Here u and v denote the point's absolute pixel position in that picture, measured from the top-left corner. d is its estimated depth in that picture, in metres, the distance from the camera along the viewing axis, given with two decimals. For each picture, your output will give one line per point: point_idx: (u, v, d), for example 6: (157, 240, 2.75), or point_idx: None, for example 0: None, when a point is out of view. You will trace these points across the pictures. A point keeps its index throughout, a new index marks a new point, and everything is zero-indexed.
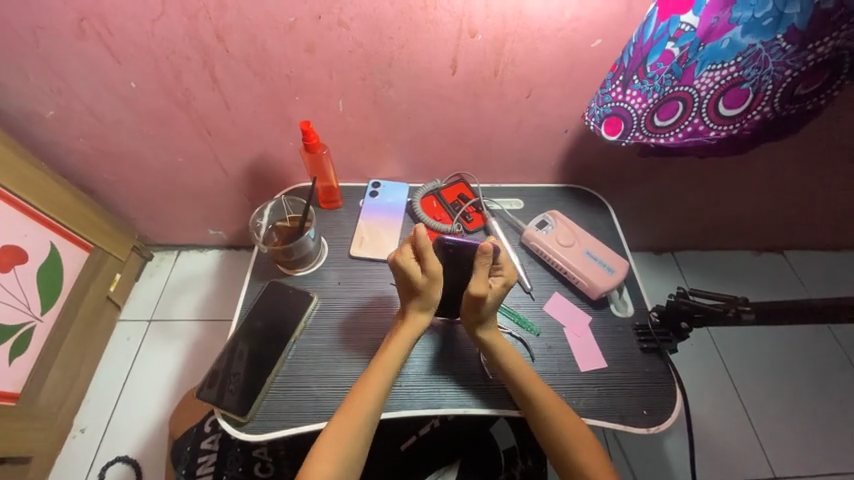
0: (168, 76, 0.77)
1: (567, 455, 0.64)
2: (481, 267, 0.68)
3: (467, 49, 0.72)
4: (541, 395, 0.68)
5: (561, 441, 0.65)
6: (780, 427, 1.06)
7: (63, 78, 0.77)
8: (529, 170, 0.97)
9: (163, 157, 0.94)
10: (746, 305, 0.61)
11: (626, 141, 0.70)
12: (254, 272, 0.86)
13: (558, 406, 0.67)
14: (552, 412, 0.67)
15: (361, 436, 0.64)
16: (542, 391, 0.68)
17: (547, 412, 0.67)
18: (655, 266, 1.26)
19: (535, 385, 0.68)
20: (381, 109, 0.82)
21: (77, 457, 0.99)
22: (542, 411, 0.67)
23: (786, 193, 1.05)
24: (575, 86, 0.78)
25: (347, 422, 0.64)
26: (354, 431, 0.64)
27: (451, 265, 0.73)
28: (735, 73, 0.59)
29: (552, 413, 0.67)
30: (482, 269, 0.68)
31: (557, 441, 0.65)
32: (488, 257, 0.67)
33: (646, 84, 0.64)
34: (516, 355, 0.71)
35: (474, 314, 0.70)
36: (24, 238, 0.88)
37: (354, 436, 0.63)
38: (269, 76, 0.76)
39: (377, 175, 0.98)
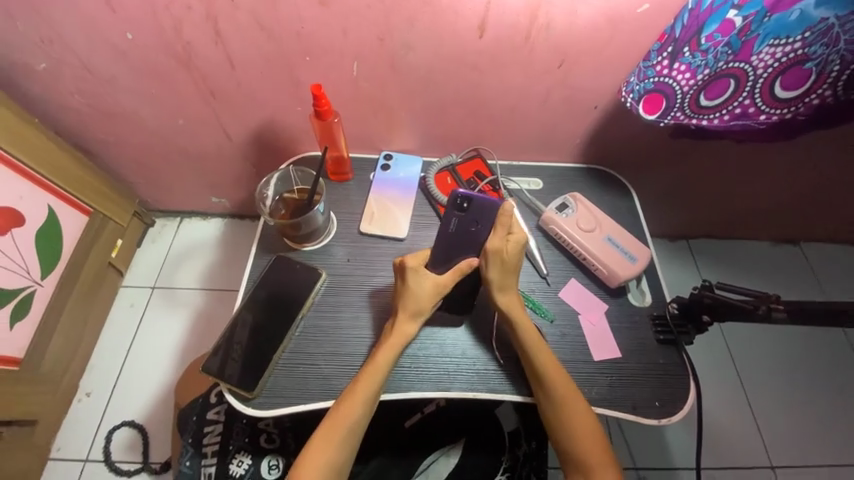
0: (166, 28, 0.70)
1: (572, 450, 0.64)
2: (500, 224, 0.71)
3: (498, 9, 0.65)
4: (558, 389, 0.66)
5: (569, 436, 0.64)
6: (784, 420, 1.06)
7: (53, 27, 0.70)
8: (551, 148, 0.91)
9: (163, 118, 0.88)
10: (778, 303, 0.59)
11: (664, 121, 0.64)
12: (260, 245, 0.83)
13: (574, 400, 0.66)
14: (565, 407, 0.65)
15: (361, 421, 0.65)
16: (561, 385, 0.66)
17: (562, 406, 0.65)
18: (671, 253, 1.22)
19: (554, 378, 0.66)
20: (398, 74, 0.76)
21: (84, 419, 1.00)
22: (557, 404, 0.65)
23: (819, 183, 0.99)
24: (612, 57, 0.71)
25: (348, 406, 0.65)
26: (355, 421, 0.65)
27: (462, 231, 0.74)
28: (800, 50, 0.52)
29: (566, 408, 0.65)
30: (501, 226, 0.71)
31: (564, 436, 0.65)
32: (509, 213, 0.71)
33: (698, 58, 0.58)
34: (542, 343, 0.69)
35: (492, 273, 0.71)
36: (20, 200, 0.85)
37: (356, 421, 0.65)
38: (278, 32, 0.69)
39: (389, 146, 0.93)
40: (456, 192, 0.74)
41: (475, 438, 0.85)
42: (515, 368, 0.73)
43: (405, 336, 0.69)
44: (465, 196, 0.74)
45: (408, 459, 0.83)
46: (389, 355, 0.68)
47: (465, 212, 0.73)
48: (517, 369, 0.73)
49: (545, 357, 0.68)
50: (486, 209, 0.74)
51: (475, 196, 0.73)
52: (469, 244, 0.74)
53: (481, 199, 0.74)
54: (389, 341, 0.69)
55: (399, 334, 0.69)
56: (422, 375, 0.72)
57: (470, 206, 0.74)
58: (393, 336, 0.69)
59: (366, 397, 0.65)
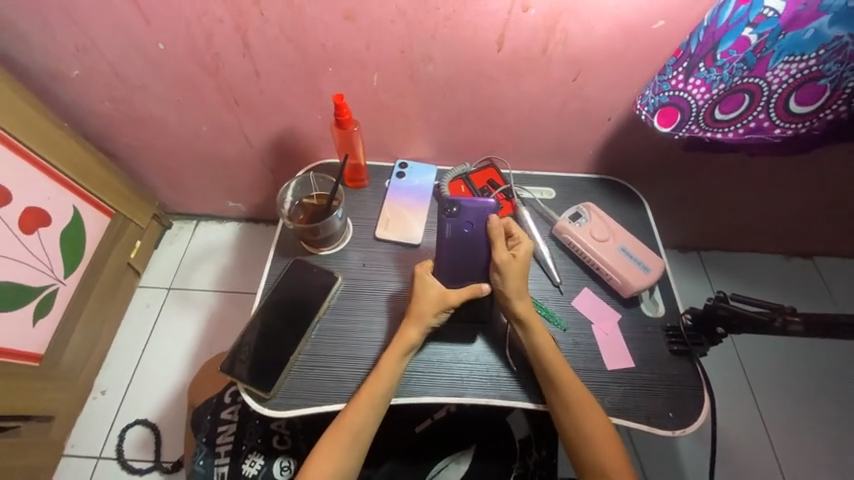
0: (197, 38, 0.73)
1: (591, 470, 0.64)
2: (498, 238, 0.70)
3: (516, 24, 0.67)
4: (574, 402, 0.66)
5: (585, 452, 0.64)
6: (799, 436, 1.04)
7: (90, 37, 0.74)
8: (564, 158, 0.93)
9: (187, 124, 0.91)
10: (794, 316, 0.59)
11: (679, 134, 0.66)
12: (278, 248, 0.84)
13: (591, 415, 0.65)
14: (581, 421, 0.65)
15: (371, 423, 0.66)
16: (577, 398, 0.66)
17: (578, 423, 0.65)
18: (682, 264, 1.22)
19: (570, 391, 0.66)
20: (417, 84, 0.78)
21: (98, 418, 1.02)
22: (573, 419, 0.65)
23: (832, 197, 0.99)
24: (627, 71, 0.73)
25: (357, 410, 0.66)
26: (364, 424, 0.66)
27: (456, 237, 0.71)
28: (814, 67, 0.54)
29: (583, 424, 0.65)
30: (499, 240, 0.70)
31: (581, 452, 0.64)
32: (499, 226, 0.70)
33: (713, 73, 0.59)
34: (559, 358, 0.69)
35: (509, 286, 0.70)
36: (47, 201, 0.87)
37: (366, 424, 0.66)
38: (303, 44, 0.72)
39: (405, 154, 0.95)
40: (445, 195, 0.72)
41: (486, 445, 0.85)
42: (529, 376, 0.73)
43: (410, 343, 0.70)
44: (454, 200, 0.72)
45: (419, 465, 0.82)
46: (395, 361, 0.69)
47: (456, 215, 0.71)
48: (531, 376, 0.73)
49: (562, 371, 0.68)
50: (478, 211, 0.72)
51: (463, 199, 0.72)
52: (467, 247, 0.71)
53: (469, 203, 0.72)
54: (394, 348, 0.70)
55: (401, 342, 0.70)
56: (436, 380, 0.73)
57: (458, 209, 0.72)
58: (398, 343, 0.70)
59: (375, 401, 0.67)
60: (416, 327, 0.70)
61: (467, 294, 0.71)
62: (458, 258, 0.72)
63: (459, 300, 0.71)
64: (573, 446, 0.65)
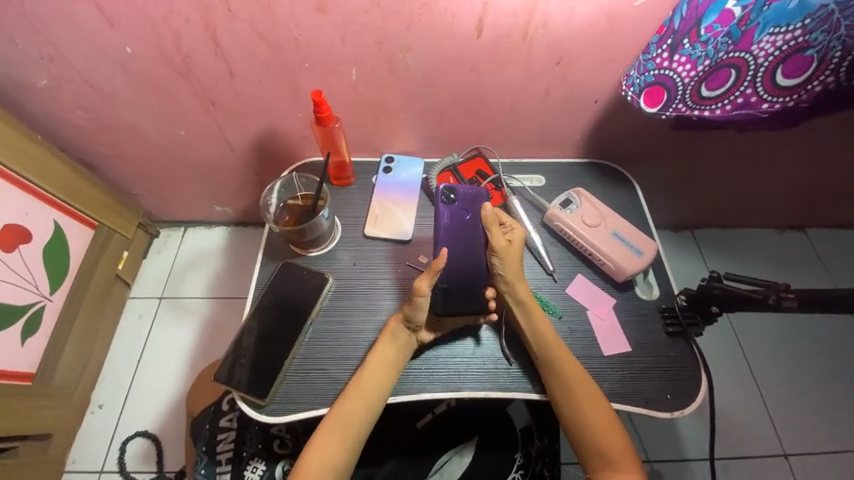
0: (166, 40, 0.70)
1: (593, 455, 0.63)
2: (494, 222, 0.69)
3: (495, 9, 0.65)
4: (579, 395, 0.65)
5: (588, 443, 0.64)
6: (796, 408, 1.05)
7: (53, 44, 0.71)
8: (552, 144, 0.91)
9: (165, 129, 0.89)
10: (788, 292, 0.60)
11: (666, 114, 0.64)
12: (266, 252, 0.83)
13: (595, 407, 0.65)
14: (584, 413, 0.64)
15: (364, 420, 0.66)
16: (582, 392, 0.66)
17: (583, 414, 0.64)
18: (676, 244, 1.22)
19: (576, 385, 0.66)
20: (398, 77, 0.76)
21: (98, 432, 1.01)
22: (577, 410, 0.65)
23: (823, 169, 0.99)
24: (611, 52, 0.71)
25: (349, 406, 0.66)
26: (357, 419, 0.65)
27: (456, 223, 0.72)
28: (800, 38, 0.52)
29: (587, 415, 0.64)
30: (495, 226, 0.69)
31: (583, 438, 0.64)
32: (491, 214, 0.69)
33: (698, 49, 0.58)
34: (560, 345, 0.69)
35: (508, 271, 0.70)
36: (26, 216, 0.85)
37: (360, 419, 0.65)
38: (277, 41, 0.69)
39: (390, 149, 0.93)
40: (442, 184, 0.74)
41: (488, 436, 0.85)
42: (527, 366, 0.73)
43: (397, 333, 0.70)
44: (450, 188, 0.74)
45: (422, 460, 0.82)
46: (386, 355, 0.69)
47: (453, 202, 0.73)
48: (529, 367, 0.73)
49: (567, 363, 0.67)
50: (473, 198, 0.74)
51: (458, 187, 0.73)
52: (464, 234, 0.71)
53: (466, 190, 0.74)
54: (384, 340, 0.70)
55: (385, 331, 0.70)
56: (434, 376, 0.72)
57: (456, 196, 0.73)
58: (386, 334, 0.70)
59: (366, 396, 0.66)
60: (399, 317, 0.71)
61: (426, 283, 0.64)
62: (457, 247, 0.71)
63: (420, 290, 0.64)
64: (576, 437, 0.65)
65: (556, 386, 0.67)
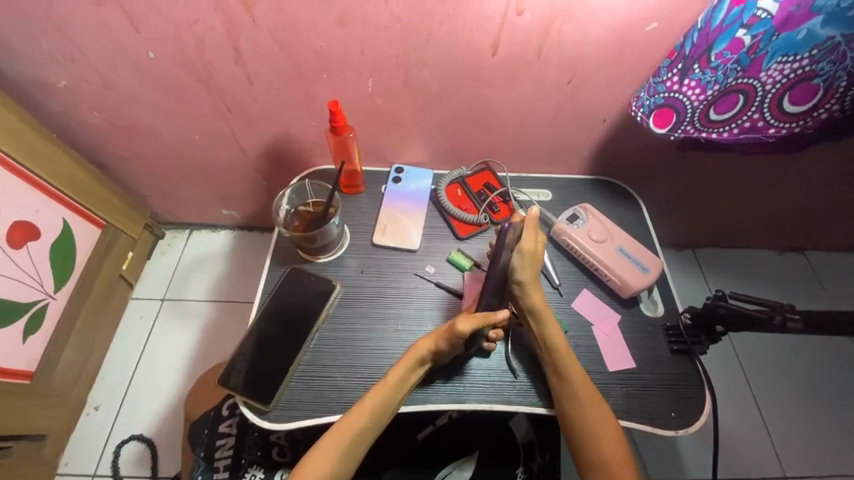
0: (188, 46, 0.72)
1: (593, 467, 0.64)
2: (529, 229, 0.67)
3: (511, 28, 0.67)
4: (588, 413, 0.65)
5: (591, 460, 0.63)
6: (797, 430, 1.05)
7: (77, 46, 0.72)
8: (560, 160, 0.93)
9: (179, 132, 0.90)
10: (793, 313, 0.60)
11: (675, 135, 0.66)
12: (274, 257, 0.83)
13: (603, 425, 0.64)
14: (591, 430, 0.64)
15: (371, 430, 0.65)
16: (592, 410, 0.65)
17: (589, 431, 0.64)
18: (678, 262, 1.23)
19: (586, 402, 0.65)
20: (412, 89, 0.78)
21: (92, 434, 0.99)
22: (584, 427, 0.64)
23: (824, 194, 1.01)
24: (621, 73, 0.74)
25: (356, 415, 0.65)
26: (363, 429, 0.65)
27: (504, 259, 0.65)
28: (807, 67, 0.54)
29: (593, 432, 0.64)
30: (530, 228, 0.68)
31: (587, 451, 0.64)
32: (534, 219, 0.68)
33: (708, 75, 0.59)
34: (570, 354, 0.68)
35: (526, 273, 0.68)
36: (36, 214, 0.85)
37: (367, 430, 0.65)
38: (297, 51, 0.71)
39: (400, 159, 0.94)
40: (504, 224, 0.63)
41: (490, 450, 0.84)
42: (532, 380, 0.73)
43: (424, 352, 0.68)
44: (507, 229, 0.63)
45: (423, 473, 0.81)
46: (406, 369, 0.67)
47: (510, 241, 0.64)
48: (534, 380, 0.73)
49: (579, 379, 0.67)
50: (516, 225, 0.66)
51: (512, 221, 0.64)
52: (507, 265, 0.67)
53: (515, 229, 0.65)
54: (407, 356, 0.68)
55: (413, 350, 0.68)
56: (440, 386, 0.72)
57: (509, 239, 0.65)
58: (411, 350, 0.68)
59: (375, 408, 0.65)
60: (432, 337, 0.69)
61: (469, 324, 0.64)
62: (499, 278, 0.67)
63: (464, 332, 0.63)
64: (578, 451, 0.65)
65: (564, 400, 0.67)
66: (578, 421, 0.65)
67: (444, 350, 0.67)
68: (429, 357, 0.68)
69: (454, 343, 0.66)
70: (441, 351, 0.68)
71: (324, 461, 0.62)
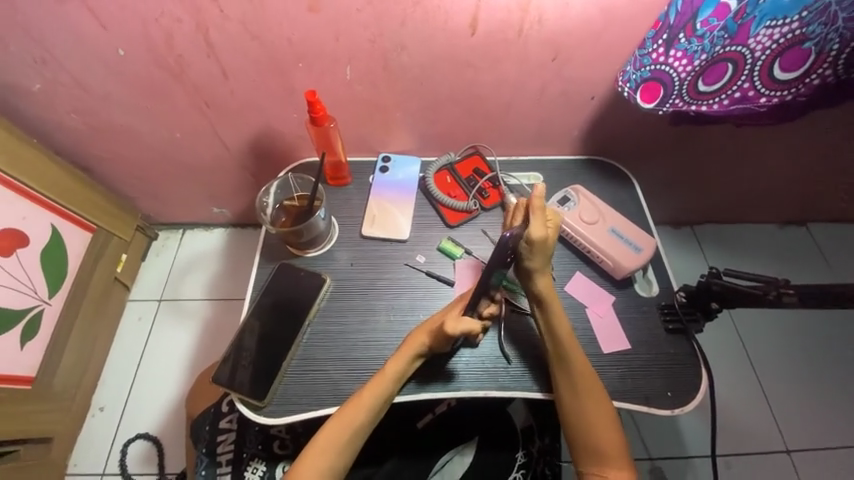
0: (158, 41, 0.70)
1: (590, 451, 0.63)
2: (537, 215, 0.64)
3: (489, 4, 0.64)
4: (587, 401, 0.64)
5: (588, 447, 0.63)
6: (797, 403, 1.05)
7: (46, 48, 0.71)
8: (549, 141, 0.91)
9: (160, 132, 0.89)
10: (789, 288, 0.58)
11: (663, 109, 0.64)
12: (263, 254, 0.83)
13: (601, 413, 0.64)
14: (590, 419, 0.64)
15: (367, 424, 0.66)
16: (591, 398, 0.64)
17: (588, 419, 0.64)
18: (676, 240, 1.21)
19: (585, 391, 0.65)
20: (392, 75, 0.76)
21: (99, 434, 1.01)
22: (583, 416, 0.64)
23: (824, 163, 0.98)
24: (607, 47, 0.71)
25: (352, 411, 0.65)
26: (360, 422, 0.65)
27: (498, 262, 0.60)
28: (798, 30, 0.51)
29: (592, 420, 0.64)
30: (537, 214, 0.64)
31: (582, 434, 0.64)
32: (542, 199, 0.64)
33: (694, 44, 0.57)
34: (571, 338, 0.66)
35: (534, 261, 0.65)
36: (23, 221, 0.85)
37: (364, 424, 0.65)
38: (270, 40, 0.69)
39: (386, 148, 0.92)
40: (505, 236, 0.59)
41: (488, 436, 0.85)
42: (526, 365, 0.72)
43: (417, 347, 0.68)
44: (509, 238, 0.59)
45: (422, 460, 0.82)
46: (400, 363, 0.67)
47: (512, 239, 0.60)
48: (529, 365, 0.72)
49: (580, 366, 0.65)
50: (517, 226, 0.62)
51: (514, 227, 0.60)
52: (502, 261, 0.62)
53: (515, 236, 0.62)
54: (402, 352, 0.68)
55: (409, 345, 0.68)
56: (434, 374, 0.72)
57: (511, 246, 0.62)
58: (407, 346, 0.68)
59: (371, 403, 0.65)
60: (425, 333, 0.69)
61: (459, 328, 0.64)
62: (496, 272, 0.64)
63: (454, 333, 0.64)
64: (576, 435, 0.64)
65: (563, 389, 0.66)
66: (578, 410, 0.64)
67: (437, 347, 0.68)
68: (424, 352, 0.69)
69: (446, 341, 0.67)
70: (434, 347, 0.69)
71: (325, 455, 0.63)
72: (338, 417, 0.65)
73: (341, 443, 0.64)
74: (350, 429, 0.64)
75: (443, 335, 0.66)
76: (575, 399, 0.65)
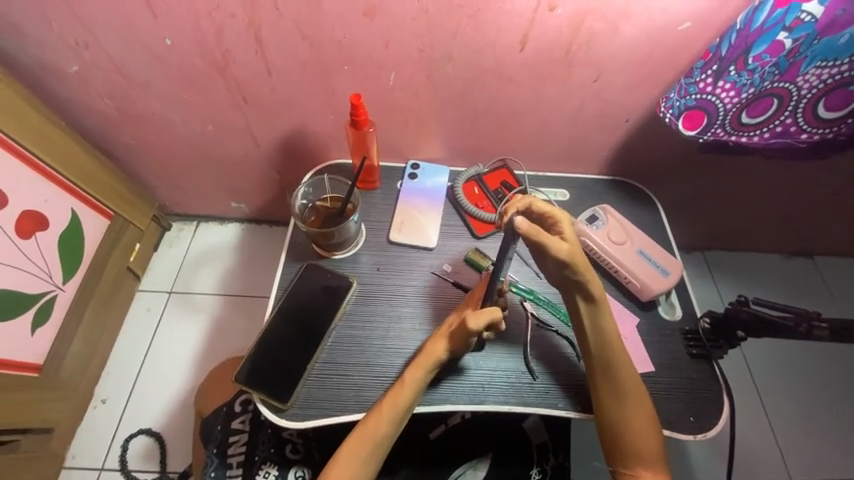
0: (207, 33, 0.70)
1: (630, 455, 0.64)
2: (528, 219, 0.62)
3: (541, 24, 0.65)
4: (628, 405, 0.64)
5: (625, 452, 0.64)
6: (802, 434, 1.06)
7: (92, 31, 0.70)
8: (579, 160, 0.91)
9: (191, 123, 0.88)
10: (821, 321, 0.60)
11: (704, 137, 0.66)
12: (289, 252, 0.82)
13: (642, 417, 0.64)
14: (629, 424, 0.64)
15: (392, 434, 0.65)
16: (631, 402, 0.65)
17: (626, 424, 0.64)
18: (689, 265, 1.22)
19: (630, 394, 0.65)
20: (435, 84, 0.76)
21: (100, 427, 0.98)
22: (623, 420, 0.64)
23: (840, 199, 1.00)
24: (649, 73, 0.72)
25: (375, 424, 0.64)
26: (385, 433, 0.64)
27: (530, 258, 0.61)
28: (846, 72, 0.55)
29: (630, 426, 0.64)
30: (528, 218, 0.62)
31: (625, 438, 0.64)
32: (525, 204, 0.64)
33: (744, 77, 0.59)
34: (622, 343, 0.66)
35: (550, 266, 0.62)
36: (45, 203, 0.84)
37: (388, 435, 0.64)
38: (320, 42, 0.69)
39: (417, 155, 0.92)
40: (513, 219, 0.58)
41: (503, 451, 0.83)
42: (551, 382, 0.72)
43: (437, 356, 0.67)
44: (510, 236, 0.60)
45: (437, 471, 0.81)
46: (422, 372, 0.66)
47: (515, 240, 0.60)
48: (554, 381, 0.72)
49: (629, 371, 0.65)
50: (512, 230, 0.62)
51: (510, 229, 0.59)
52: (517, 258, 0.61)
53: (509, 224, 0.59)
54: (421, 359, 0.67)
55: (429, 353, 0.67)
56: (458, 385, 0.72)
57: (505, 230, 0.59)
58: (425, 354, 0.67)
59: (395, 416, 0.64)
60: (442, 337, 0.68)
61: (482, 320, 0.63)
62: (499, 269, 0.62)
63: (478, 328, 0.63)
64: (616, 439, 0.64)
65: (609, 391, 0.65)
66: (618, 413, 0.65)
67: (458, 349, 0.67)
68: (444, 359, 0.67)
69: (466, 340, 0.65)
70: (455, 350, 0.67)
71: (349, 467, 0.62)
72: (364, 427, 0.64)
73: (364, 454, 0.63)
74: (372, 441, 0.63)
75: (463, 333, 0.65)
76: (616, 402, 0.65)
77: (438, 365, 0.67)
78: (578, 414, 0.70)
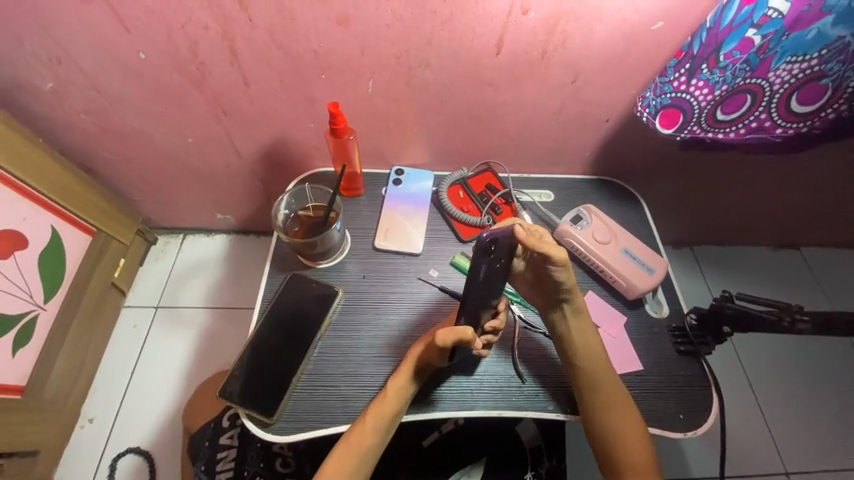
0: (181, 47, 0.69)
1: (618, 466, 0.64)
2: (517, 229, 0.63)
3: (516, 27, 0.66)
4: (615, 414, 0.65)
5: (613, 464, 0.64)
6: (795, 425, 1.06)
7: (64, 48, 0.70)
8: (563, 161, 0.91)
9: (171, 136, 0.87)
10: (802, 314, 0.60)
11: (682, 135, 0.66)
12: (273, 263, 0.81)
13: (628, 423, 0.64)
14: (617, 432, 0.64)
15: (376, 445, 0.64)
16: (619, 415, 0.65)
17: (614, 437, 0.64)
18: (678, 262, 1.22)
19: (616, 404, 0.65)
20: (414, 90, 0.76)
21: (87, 447, 0.97)
22: (611, 430, 0.64)
23: (823, 191, 1.01)
24: (626, 72, 0.72)
25: (359, 436, 0.63)
26: (369, 446, 0.63)
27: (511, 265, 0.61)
28: (816, 67, 0.55)
29: (619, 438, 0.64)
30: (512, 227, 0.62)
31: (613, 449, 0.64)
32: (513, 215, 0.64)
33: (716, 75, 0.59)
34: (600, 350, 0.67)
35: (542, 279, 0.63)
36: (23, 222, 0.83)
37: (372, 446, 0.63)
38: (295, 51, 0.69)
39: (400, 161, 0.92)
40: (481, 236, 0.56)
41: (497, 456, 0.82)
42: (540, 385, 0.72)
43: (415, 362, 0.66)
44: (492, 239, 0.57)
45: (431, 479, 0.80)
46: (401, 380, 0.65)
47: (492, 254, 0.58)
48: (543, 384, 0.72)
49: (609, 379, 0.66)
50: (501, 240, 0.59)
51: (500, 235, 0.58)
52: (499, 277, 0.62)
53: (504, 234, 0.58)
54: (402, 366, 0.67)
55: (409, 359, 0.67)
56: (447, 393, 0.71)
57: (497, 246, 0.58)
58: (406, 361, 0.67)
59: (380, 428, 0.64)
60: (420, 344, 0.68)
61: (451, 338, 0.60)
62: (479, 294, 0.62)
63: (444, 345, 0.59)
64: (603, 450, 0.65)
65: (595, 403, 0.65)
66: (605, 426, 0.64)
67: (430, 357, 0.64)
68: (422, 365, 0.66)
69: (438, 354, 0.63)
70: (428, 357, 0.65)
71: None
72: (348, 438, 0.64)
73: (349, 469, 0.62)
74: (359, 454, 0.63)
75: (434, 349, 0.62)
76: (603, 415, 0.65)
77: (416, 376, 0.66)
78: (568, 416, 0.70)
